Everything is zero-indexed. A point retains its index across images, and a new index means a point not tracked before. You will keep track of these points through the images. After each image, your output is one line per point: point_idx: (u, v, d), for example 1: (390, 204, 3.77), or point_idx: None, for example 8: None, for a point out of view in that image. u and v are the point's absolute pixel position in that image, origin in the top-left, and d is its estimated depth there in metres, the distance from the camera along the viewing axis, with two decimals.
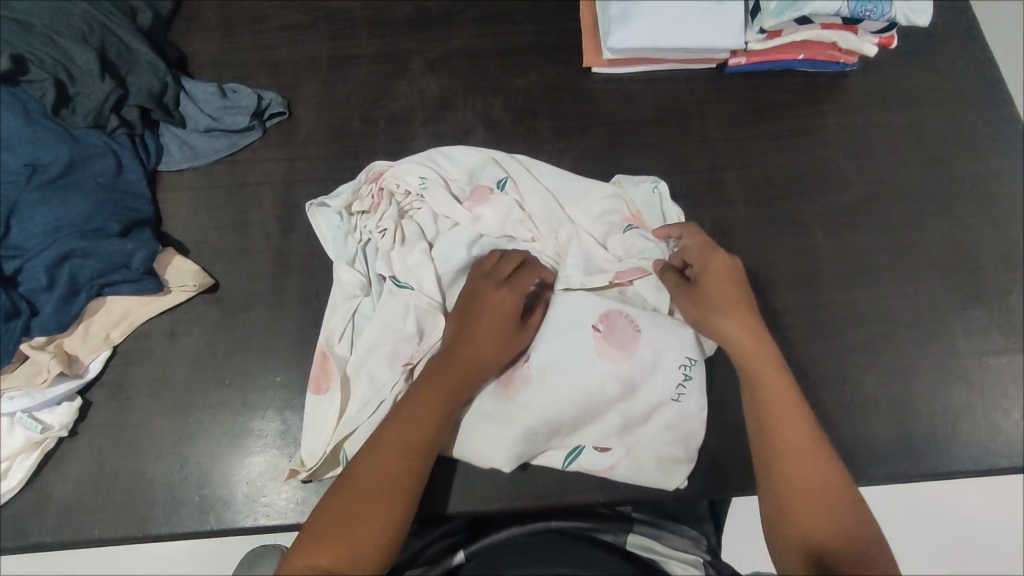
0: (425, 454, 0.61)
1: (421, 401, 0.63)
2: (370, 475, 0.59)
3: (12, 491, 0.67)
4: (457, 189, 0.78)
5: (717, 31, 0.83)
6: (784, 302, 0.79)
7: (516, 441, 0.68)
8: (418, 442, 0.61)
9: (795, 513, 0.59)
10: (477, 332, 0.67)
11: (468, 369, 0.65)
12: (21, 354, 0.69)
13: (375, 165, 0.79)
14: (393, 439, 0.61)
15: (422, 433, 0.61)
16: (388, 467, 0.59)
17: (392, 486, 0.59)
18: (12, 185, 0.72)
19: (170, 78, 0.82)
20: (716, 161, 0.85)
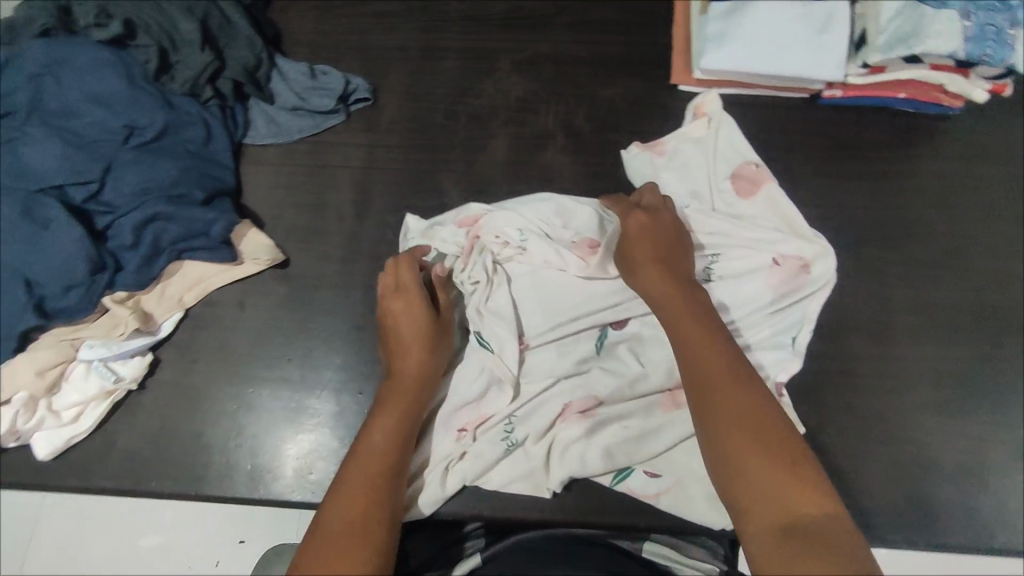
0: (390, 470, 0.62)
1: (360, 458, 0.62)
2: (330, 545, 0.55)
3: (82, 435, 0.70)
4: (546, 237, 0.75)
5: (818, 61, 0.80)
6: (855, 350, 0.76)
7: (561, 468, 0.69)
8: (368, 497, 0.59)
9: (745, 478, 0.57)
10: (397, 380, 0.67)
11: (399, 413, 0.65)
12: (102, 307, 0.72)
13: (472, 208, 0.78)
14: (343, 502, 0.58)
15: (366, 485, 0.60)
16: (347, 530, 0.56)
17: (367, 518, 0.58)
18: (110, 144, 0.76)
19: (265, 55, 0.84)
20: (797, 194, 0.83)
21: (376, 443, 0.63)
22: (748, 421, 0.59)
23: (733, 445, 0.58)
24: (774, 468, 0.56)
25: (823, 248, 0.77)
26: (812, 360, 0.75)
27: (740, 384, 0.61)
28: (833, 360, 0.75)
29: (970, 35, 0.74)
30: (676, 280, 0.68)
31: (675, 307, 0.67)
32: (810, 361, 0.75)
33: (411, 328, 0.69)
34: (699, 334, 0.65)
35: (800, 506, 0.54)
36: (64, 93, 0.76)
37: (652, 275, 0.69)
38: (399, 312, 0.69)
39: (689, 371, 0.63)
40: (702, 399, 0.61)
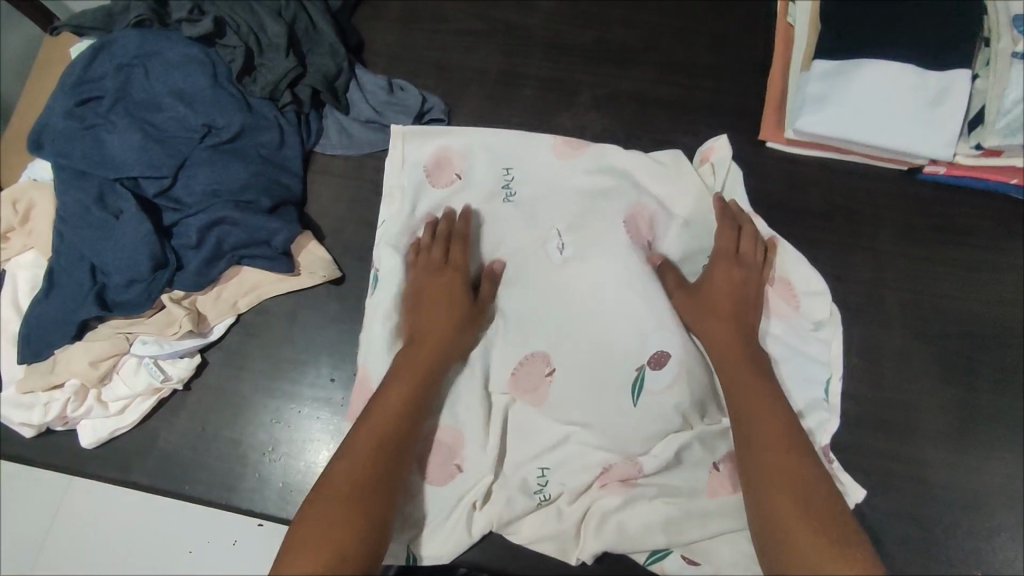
0: (402, 433, 0.61)
1: (377, 407, 0.62)
2: (334, 502, 0.55)
3: (125, 428, 0.71)
4: (551, 238, 0.75)
5: (925, 137, 0.74)
6: (926, 454, 0.70)
7: (596, 534, 0.66)
8: (374, 457, 0.59)
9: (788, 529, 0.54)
10: (416, 350, 0.67)
11: (417, 381, 0.65)
12: (159, 304, 0.72)
13: (488, 150, 0.78)
14: (353, 457, 0.58)
15: (371, 460, 0.58)
16: (355, 489, 0.56)
17: (365, 480, 0.57)
18: (186, 141, 0.76)
19: (346, 64, 0.84)
20: (882, 274, 0.77)
21: (382, 409, 0.62)
22: (799, 483, 0.57)
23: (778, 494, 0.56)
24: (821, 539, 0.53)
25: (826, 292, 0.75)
26: (878, 459, 0.70)
27: (801, 454, 0.59)
28: (901, 463, 0.70)
29: None
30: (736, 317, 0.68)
31: (731, 359, 0.66)
32: (874, 459, 0.70)
33: (444, 296, 0.69)
34: (764, 400, 0.63)
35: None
36: (150, 86, 0.77)
37: (708, 320, 0.68)
38: (436, 283, 0.70)
39: (748, 437, 0.61)
40: (758, 464, 0.59)
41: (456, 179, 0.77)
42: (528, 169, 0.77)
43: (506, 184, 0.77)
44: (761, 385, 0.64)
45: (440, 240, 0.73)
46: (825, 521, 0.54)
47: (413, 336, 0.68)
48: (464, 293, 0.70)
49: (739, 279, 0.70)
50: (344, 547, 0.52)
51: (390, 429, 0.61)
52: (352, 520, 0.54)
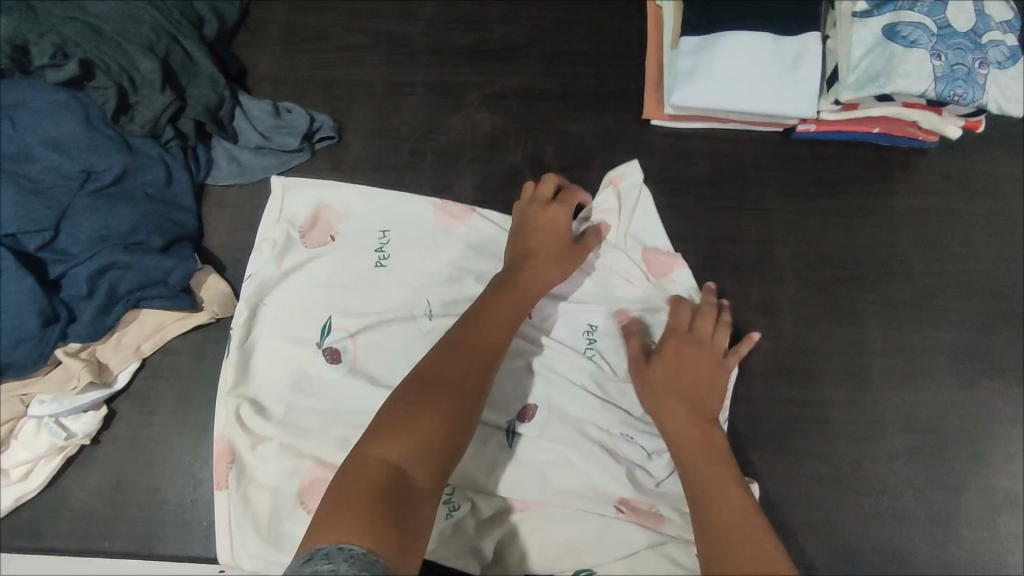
0: (490, 358, 0.65)
1: (465, 328, 0.66)
2: (423, 391, 0.60)
3: (30, 495, 0.68)
4: (419, 306, 0.76)
5: (789, 99, 0.78)
6: (829, 396, 0.75)
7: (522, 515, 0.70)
8: (465, 363, 0.63)
9: None
10: (520, 273, 0.71)
11: (509, 311, 0.69)
12: (55, 359, 0.70)
13: (364, 213, 0.79)
14: (454, 353, 0.64)
15: (450, 382, 0.61)
16: (448, 383, 0.61)
17: (451, 391, 0.61)
18: (65, 190, 0.74)
19: (227, 92, 0.83)
20: (770, 232, 0.82)
21: (482, 335, 0.66)
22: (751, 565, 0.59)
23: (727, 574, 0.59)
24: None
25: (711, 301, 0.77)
26: (785, 406, 0.74)
27: (763, 553, 0.60)
28: (807, 408, 0.74)
29: (939, 75, 0.72)
30: (697, 389, 0.70)
31: (698, 433, 0.68)
32: (780, 407, 0.74)
33: (545, 237, 0.74)
34: (733, 493, 0.64)
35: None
36: (20, 138, 0.75)
37: (670, 404, 0.69)
38: (550, 240, 0.73)
39: (713, 513, 0.63)
40: (715, 546, 0.61)
41: (328, 240, 0.78)
42: (404, 204, 0.79)
43: (380, 248, 0.78)
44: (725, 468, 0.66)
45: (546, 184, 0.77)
46: None
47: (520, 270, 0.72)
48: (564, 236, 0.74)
49: (685, 360, 0.71)
50: (416, 466, 0.56)
51: (478, 350, 0.65)
52: (436, 412, 0.59)
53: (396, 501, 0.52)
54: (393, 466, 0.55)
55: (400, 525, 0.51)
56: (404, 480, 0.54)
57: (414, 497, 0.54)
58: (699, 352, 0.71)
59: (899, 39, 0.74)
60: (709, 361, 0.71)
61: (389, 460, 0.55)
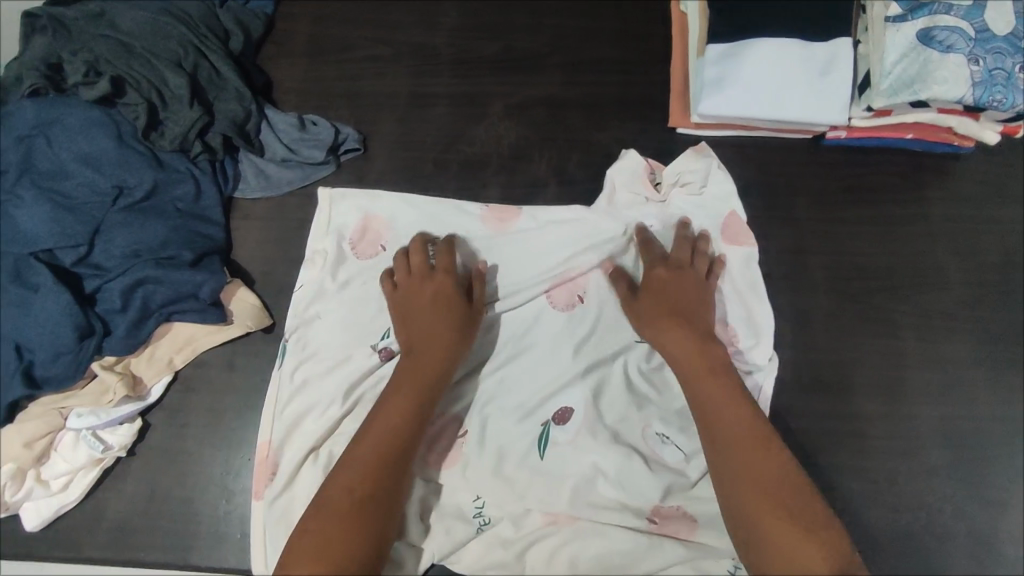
0: (393, 448, 0.64)
1: (364, 433, 0.64)
2: (328, 518, 0.59)
3: (70, 505, 0.70)
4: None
5: (820, 106, 0.77)
6: (862, 409, 0.73)
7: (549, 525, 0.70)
8: (374, 468, 0.62)
9: (755, 542, 0.59)
10: (417, 357, 0.68)
11: (413, 393, 0.67)
12: (91, 373, 0.71)
13: (400, 224, 0.79)
14: (357, 455, 0.63)
15: (353, 492, 0.61)
16: (352, 498, 0.61)
17: (354, 500, 0.60)
18: (99, 205, 0.75)
19: (254, 106, 0.83)
20: (799, 241, 0.80)
21: (379, 427, 0.64)
22: (762, 493, 0.60)
23: (743, 509, 0.60)
24: (798, 540, 0.58)
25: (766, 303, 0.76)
26: (817, 419, 0.73)
27: (773, 454, 0.62)
28: (840, 420, 0.73)
29: (978, 80, 0.71)
30: (686, 315, 0.70)
31: (693, 358, 0.68)
32: (812, 419, 0.73)
33: (433, 312, 0.70)
34: (735, 409, 0.65)
35: (805, 563, 0.56)
36: (54, 154, 0.76)
37: (665, 334, 0.70)
38: (437, 319, 0.70)
39: (717, 437, 0.64)
40: (738, 500, 0.61)
41: (382, 251, 0.78)
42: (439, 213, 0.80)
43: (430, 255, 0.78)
44: (718, 383, 0.66)
45: (419, 252, 0.74)
46: (802, 533, 0.58)
47: (416, 352, 0.69)
48: (461, 308, 0.71)
49: (677, 284, 0.72)
50: None
51: (382, 450, 0.63)
52: (337, 540, 0.58)
53: None
54: None
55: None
56: None
57: None
58: (684, 271, 0.73)
59: (934, 44, 0.72)
60: (693, 275, 0.73)
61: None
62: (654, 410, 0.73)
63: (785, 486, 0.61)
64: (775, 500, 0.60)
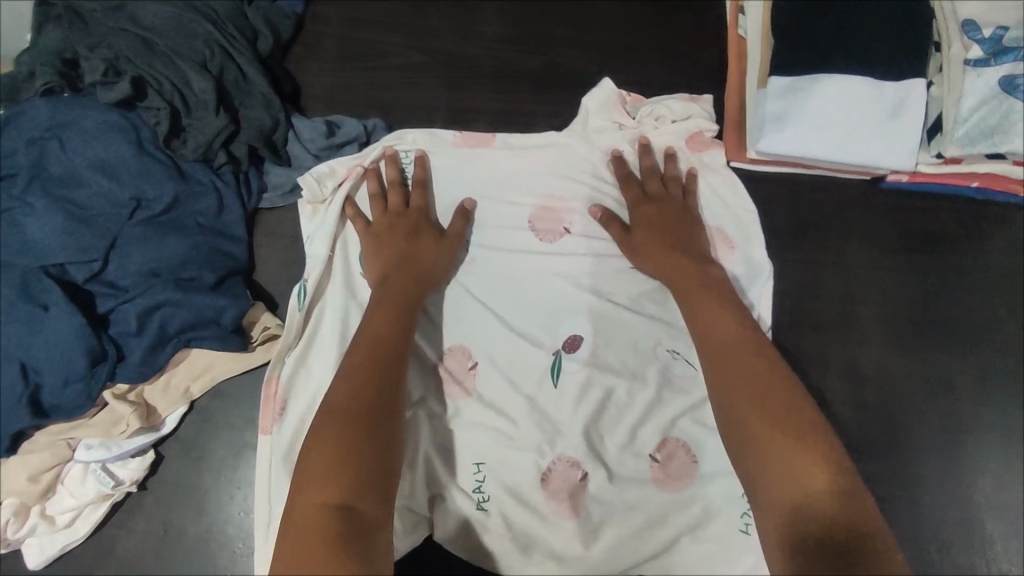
0: (389, 349, 0.63)
1: (358, 337, 0.64)
2: (327, 417, 0.57)
3: (77, 542, 0.66)
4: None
5: (887, 149, 0.73)
6: (912, 469, 0.71)
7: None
8: (372, 369, 0.61)
9: (755, 438, 0.55)
10: (398, 279, 0.68)
11: (395, 308, 0.66)
12: (102, 401, 0.66)
13: None
14: (349, 360, 0.62)
15: (350, 396, 0.59)
16: (349, 397, 0.59)
17: (355, 399, 0.59)
18: (114, 218, 0.70)
19: (282, 114, 0.78)
20: (854, 288, 0.77)
21: (371, 330, 0.64)
22: (761, 382, 0.58)
23: (743, 400, 0.57)
24: (787, 429, 0.54)
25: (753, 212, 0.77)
26: (864, 478, 0.70)
27: (756, 350, 0.61)
28: (888, 481, 0.70)
29: None
30: (678, 241, 0.71)
31: (689, 282, 0.68)
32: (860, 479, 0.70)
33: (408, 238, 0.70)
34: (723, 315, 0.64)
35: (803, 478, 0.52)
36: (68, 159, 0.71)
37: (654, 257, 0.70)
38: (417, 241, 0.70)
39: (709, 341, 0.63)
40: (731, 404, 0.58)
41: (361, 170, 0.75)
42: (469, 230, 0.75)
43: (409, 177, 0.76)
44: (710, 298, 0.66)
45: (392, 183, 0.74)
46: (795, 419, 0.55)
47: (400, 269, 0.69)
48: (431, 232, 0.72)
49: (659, 211, 0.73)
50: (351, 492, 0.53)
51: (375, 348, 0.63)
52: (340, 433, 0.56)
53: (341, 535, 0.51)
54: (333, 505, 0.52)
55: (359, 561, 0.49)
56: (353, 515, 0.52)
57: (366, 529, 0.52)
58: (668, 197, 0.74)
59: (1018, 93, 0.68)
60: (682, 204, 0.74)
61: (330, 500, 0.53)
62: (666, 328, 0.72)
63: (779, 370, 0.59)
64: (772, 390, 0.57)
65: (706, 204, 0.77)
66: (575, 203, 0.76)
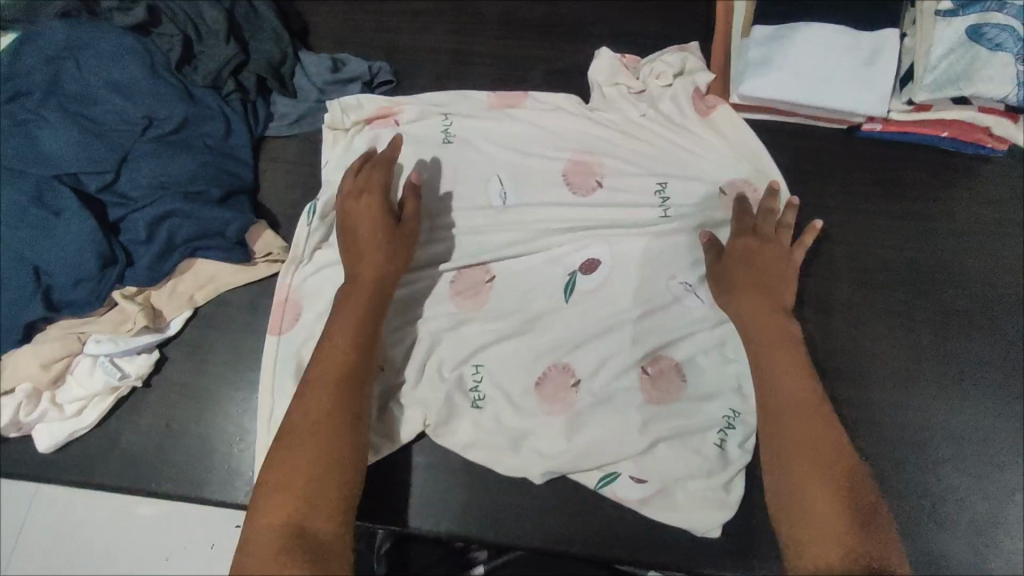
0: (341, 380, 0.63)
1: (312, 378, 0.62)
2: (283, 449, 0.58)
3: (85, 429, 0.70)
4: (492, 185, 0.80)
5: (861, 96, 0.77)
6: (874, 395, 0.75)
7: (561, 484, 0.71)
8: (323, 404, 0.60)
9: (805, 507, 0.56)
10: (360, 277, 0.68)
11: (358, 317, 0.66)
12: (111, 301, 0.71)
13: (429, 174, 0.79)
14: (304, 399, 0.61)
15: (317, 412, 0.60)
16: (306, 431, 0.59)
17: (309, 435, 0.59)
18: (127, 135, 0.74)
19: (290, 49, 0.82)
20: (828, 229, 0.81)
21: (325, 358, 0.64)
22: (820, 459, 0.58)
23: (805, 477, 0.58)
24: (840, 512, 0.55)
25: (767, 153, 0.80)
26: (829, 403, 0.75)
27: (832, 433, 0.60)
28: (850, 405, 0.75)
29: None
30: (772, 287, 0.70)
31: (771, 340, 0.67)
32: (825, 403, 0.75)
33: (370, 229, 0.68)
34: (796, 366, 0.65)
35: (830, 529, 0.54)
36: (83, 78, 0.75)
37: (758, 305, 0.69)
38: (369, 231, 0.68)
39: (779, 418, 0.63)
40: (787, 469, 0.59)
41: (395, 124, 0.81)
42: (465, 161, 0.80)
43: (444, 130, 0.81)
44: (790, 354, 0.66)
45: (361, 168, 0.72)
46: (852, 504, 0.56)
47: (360, 271, 0.68)
48: (389, 219, 0.69)
49: (766, 253, 0.72)
50: (310, 518, 0.54)
51: (337, 366, 0.63)
52: (300, 455, 0.57)
53: (297, 550, 0.51)
54: (288, 529, 0.53)
55: None
56: (305, 538, 0.53)
57: (321, 550, 0.52)
58: (774, 241, 0.73)
59: (983, 42, 0.72)
60: (792, 254, 0.72)
61: (287, 521, 0.53)
62: (648, 255, 0.76)
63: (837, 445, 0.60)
64: (829, 469, 0.58)
65: (699, 144, 0.81)
66: (567, 141, 0.81)
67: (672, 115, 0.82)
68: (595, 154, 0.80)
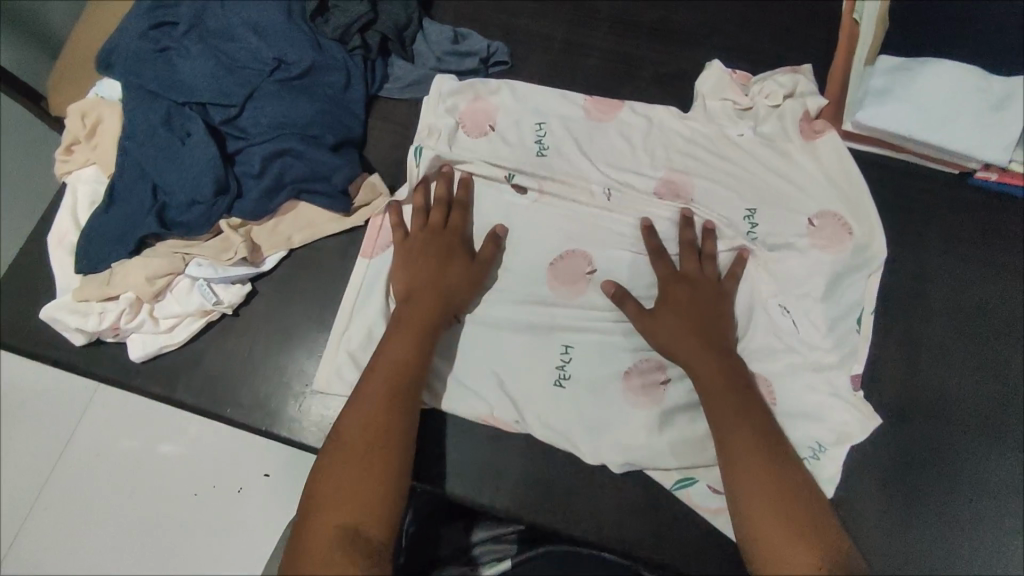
0: (388, 431, 0.62)
1: (351, 425, 0.61)
2: (312, 514, 0.56)
3: (173, 346, 0.73)
4: (594, 182, 0.80)
5: (981, 141, 0.74)
6: (955, 444, 0.72)
7: (615, 477, 0.71)
8: (367, 455, 0.60)
9: (772, 547, 0.56)
10: (403, 346, 0.67)
11: (400, 377, 0.65)
12: (217, 229, 0.73)
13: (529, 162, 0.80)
14: (341, 442, 0.60)
15: (337, 484, 0.58)
16: (350, 473, 0.58)
17: (345, 490, 0.57)
18: (256, 74, 0.77)
19: (416, 15, 0.85)
20: (926, 271, 0.79)
21: (376, 400, 0.63)
22: (786, 498, 0.59)
23: (767, 522, 0.58)
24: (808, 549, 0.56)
25: (869, 196, 0.77)
26: (906, 444, 0.73)
27: (786, 467, 0.61)
28: (928, 450, 0.72)
29: None
30: (694, 319, 0.69)
31: (728, 387, 0.65)
32: (900, 444, 0.73)
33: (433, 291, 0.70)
34: (746, 404, 0.64)
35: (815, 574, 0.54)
36: (226, 17, 0.79)
37: (673, 329, 0.69)
38: (430, 300, 0.69)
39: (742, 443, 0.62)
40: (756, 513, 0.58)
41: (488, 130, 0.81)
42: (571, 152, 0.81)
43: (539, 138, 0.81)
44: (722, 377, 0.66)
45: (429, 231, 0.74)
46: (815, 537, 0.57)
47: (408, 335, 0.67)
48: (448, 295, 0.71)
49: (689, 292, 0.71)
50: None
51: (376, 435, 0.61)
52: (335, 520, 0.56)
53: None
54: None
55: None
56: None
57: None
58: (701, 278, 0.73)
59: None
60: (712, 281, 0.73)
61: None
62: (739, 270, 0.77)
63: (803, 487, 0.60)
64: (798, 513, 0.58)
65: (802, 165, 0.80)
66: (671, 145, 0.81)
67: (783, 133, 0.81)
68: (699, 163, 0.81)
